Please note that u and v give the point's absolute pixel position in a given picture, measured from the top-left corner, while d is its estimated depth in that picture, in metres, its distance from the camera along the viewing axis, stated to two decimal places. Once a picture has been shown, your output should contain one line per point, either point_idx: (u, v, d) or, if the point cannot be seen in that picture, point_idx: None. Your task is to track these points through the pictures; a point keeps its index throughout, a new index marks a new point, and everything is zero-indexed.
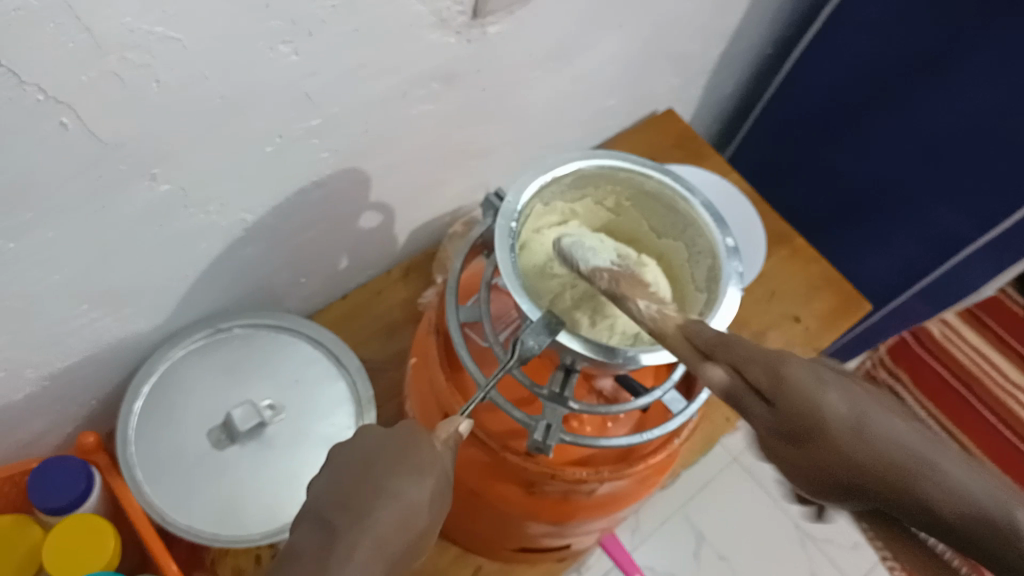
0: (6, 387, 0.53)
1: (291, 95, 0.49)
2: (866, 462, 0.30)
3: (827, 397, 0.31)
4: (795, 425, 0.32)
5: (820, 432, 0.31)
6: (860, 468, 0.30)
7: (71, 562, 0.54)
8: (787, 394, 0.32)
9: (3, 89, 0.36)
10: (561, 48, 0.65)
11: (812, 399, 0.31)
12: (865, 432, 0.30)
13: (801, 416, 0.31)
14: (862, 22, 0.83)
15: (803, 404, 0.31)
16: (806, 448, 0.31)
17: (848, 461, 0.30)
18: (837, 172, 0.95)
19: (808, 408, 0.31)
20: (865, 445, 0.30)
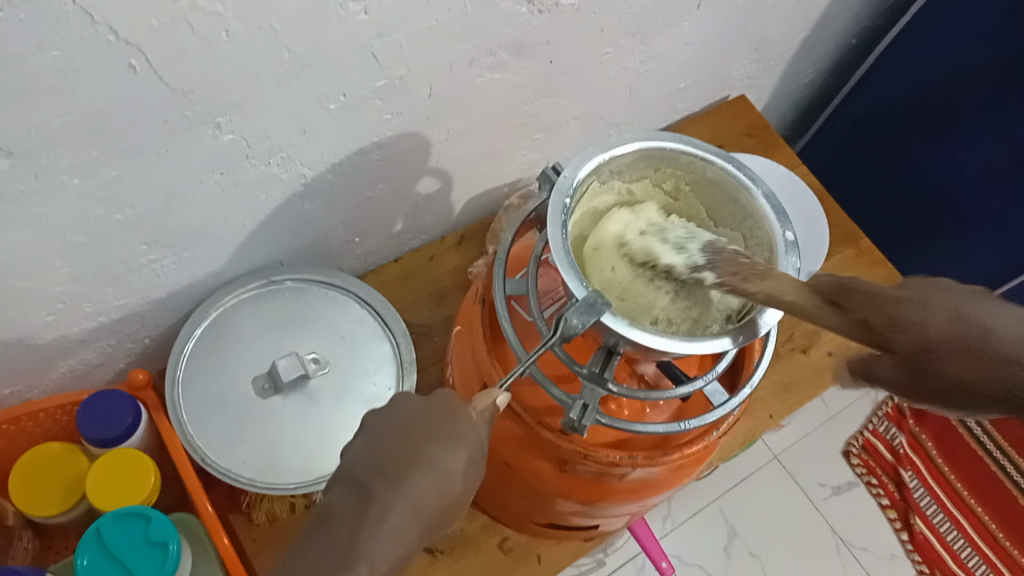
0: (66, 319, 0.55)
1: (358, 54, 0.49)
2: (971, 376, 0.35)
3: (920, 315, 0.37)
4: (916, 348, 0.36)
5: (930, 342, 0.36)
6: (980, 361, 0.35)
7: (112, 494, 0.56)
8: (899, 323, 0.37)
9: (77, 28, 0.37)
10: (637, 26, 0.64)
11: (897, 318, 0.37)
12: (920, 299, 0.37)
13: (914, 330, 0.36)
14: (963, 17, 0.79)
15: (904, 321, 0.37)
16: (948, 358, 0.35)
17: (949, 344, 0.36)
18: (912, 174, 0.91)
19: (883, 320, 0.38)
20: (946, 328, 0.36)
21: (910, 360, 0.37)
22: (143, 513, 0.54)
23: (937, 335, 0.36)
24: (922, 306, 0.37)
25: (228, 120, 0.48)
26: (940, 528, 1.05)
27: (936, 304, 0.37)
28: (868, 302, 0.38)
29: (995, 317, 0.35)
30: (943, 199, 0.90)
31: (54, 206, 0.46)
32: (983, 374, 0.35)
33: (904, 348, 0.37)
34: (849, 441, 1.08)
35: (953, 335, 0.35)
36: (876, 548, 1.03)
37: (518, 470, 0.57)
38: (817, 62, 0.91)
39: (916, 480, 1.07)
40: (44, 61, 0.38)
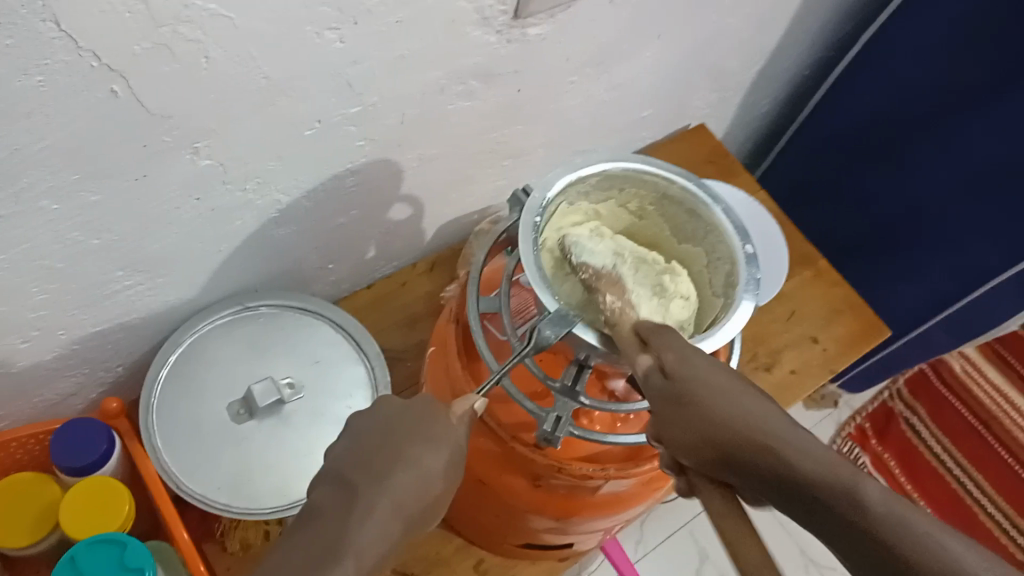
0: (39, 346, 0.55)
1: (333, 82, 0.51)
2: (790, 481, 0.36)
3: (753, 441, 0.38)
4: (678, 406, 0.40)
5: (702, 422, 0.39)
6: (754, 453, 0.37)
7: (87, 522, 0.56)
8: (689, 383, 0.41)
9: (60, 53, 0.38)
10: (600, 55, 0.66)
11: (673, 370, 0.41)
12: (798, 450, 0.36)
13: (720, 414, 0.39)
14: (902, 56, 0.85)
15: (681, 382, 0.41)
16: (703, 433, 0.39)
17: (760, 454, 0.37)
18: (865, 199, 0.96)
19: (686, 400, 0.40)
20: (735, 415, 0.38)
21: (701, 449, 0.40)
22: (118, 540, 0.53)
23: (708, 416, 0.39)
24: (714, 380, 0.40)
25: (206, 145, 0.49)
26: None
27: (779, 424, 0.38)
28: (700, 385, 0.40)
29: (773, 426, 0.38)
30: (897, 227, 0.94)
31: (32, 231, 0.47)
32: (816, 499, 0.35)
33: (713, 448, 0.39)
34: None
35: (717, 417, 0.39)
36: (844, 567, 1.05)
37: (493, 487, 0.58)
38: (771, 93, 0.95)
39: None
40: (27, 86, 0.39)
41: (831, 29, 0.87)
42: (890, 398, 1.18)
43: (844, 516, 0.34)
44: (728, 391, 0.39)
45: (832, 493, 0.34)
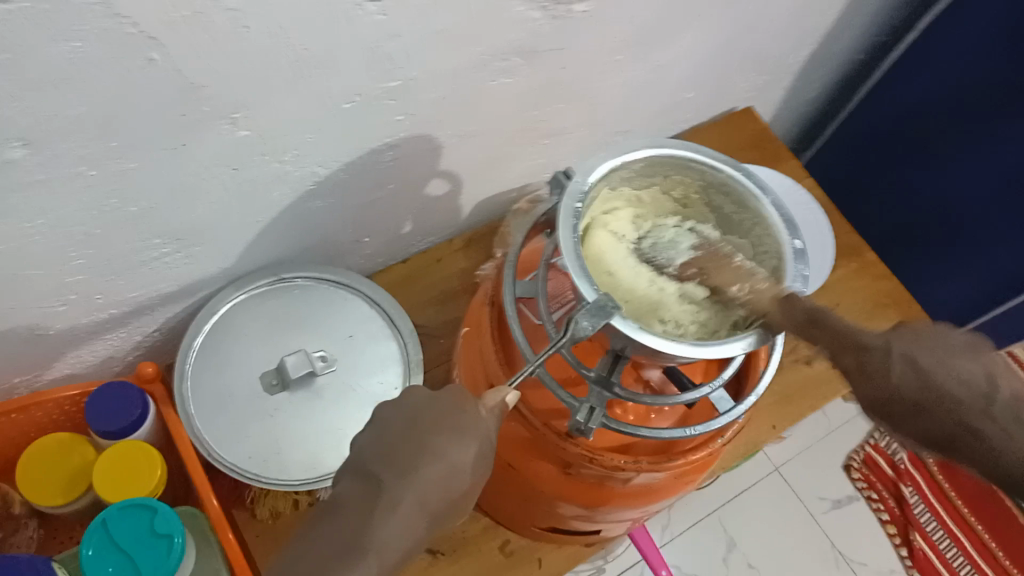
0: (75, 309, 0.56)
1: (373, 55, 0.49)
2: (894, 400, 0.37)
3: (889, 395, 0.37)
4: (887, 384, 0.37)
5: (930, 411, 0.35)
6: (950, 422, 0.34)
7: (119, 485, 0.56)
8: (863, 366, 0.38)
9: (98, 20, 0.38)
10: (647, 34, 0.64)
11: (906, 357, 0.37)
12: (915, 372, 0.36)
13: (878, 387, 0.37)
14: (960, 45, 0.81)
15: (878, 364, 0.38)
16: (931, 420, 0.35)
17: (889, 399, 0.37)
18: (917, 190, 0.92)
19: (894, 386, 0.37)
20: (952, 384, 0.35)
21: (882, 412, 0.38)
22: (149, 505, 0.54)
23: (895, 385, 0.37)
24: (930, 343, 0.37)
25: (243, 116, 0.48)
26: (937, 541, 1.04)
27: (992, 368, 0.35)
28: (907, 361, 0.37)
29: (973, 376, 0.35)
30: (950, 219, 0.90)
31: (69, 197, 0.46)
32: (920, 416, 0.35)
33: (938, 430, 0.35)
34: (849, 455, 1.08)
35: (922, 381, 0.36)
36: (875, 563, 1.03)
37: (522, 472, 0.57)
38: (825, 76, 0.92)
39: (917, 497, 1.07)
40: (66, 53, 0.38)
41: (892, 10, 0.84)
42: None
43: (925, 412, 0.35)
44: (951, 350, 0.37)
45: (886, 387, 0.37)
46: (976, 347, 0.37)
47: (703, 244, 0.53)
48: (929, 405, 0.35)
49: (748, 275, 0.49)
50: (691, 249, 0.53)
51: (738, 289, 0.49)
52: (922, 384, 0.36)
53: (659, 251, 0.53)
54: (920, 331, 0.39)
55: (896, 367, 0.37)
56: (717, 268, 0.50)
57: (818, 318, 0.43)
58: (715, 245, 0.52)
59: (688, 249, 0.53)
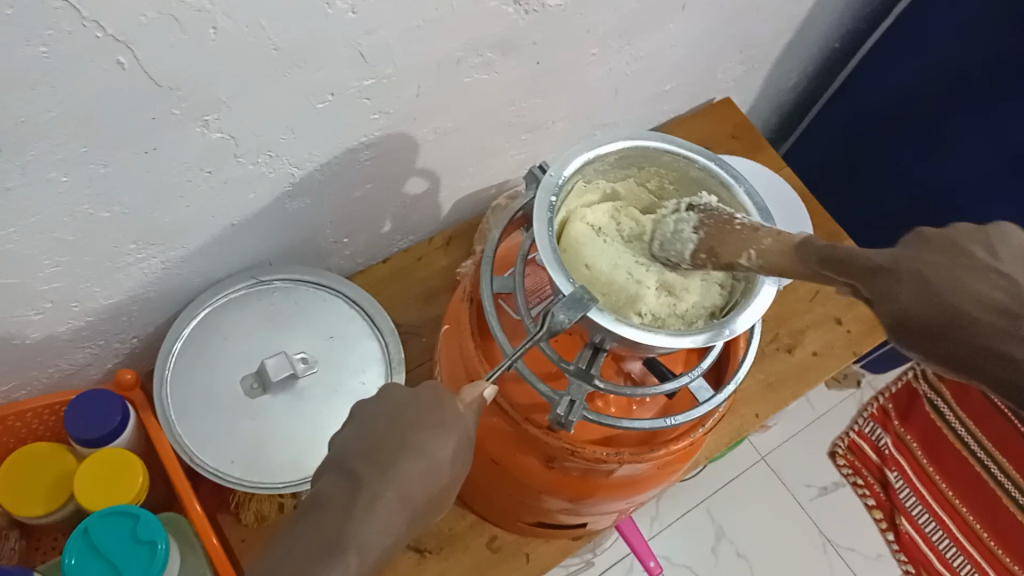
0: (53, 317, 0.55)
1: (346, 53, 0.49)
2: (909, 316, 0.33)
3: (897, 316, 0.34)
4: (897, 306, 0.34)
5: (944, 337, 0.32)
6: (971, 347, 0.31)
7: (101, 494, 0.56)
8: (871, 283, 0.35)
9: (64, 24, 0.37)
10: (622, 27, 0.64)
11: (913, 274, 0.34)
12: (930, 291, 0.33)
13: (881, 305, 0.35)
14: (934, 28, 0.82)
15: (887, 285, 0.34)
16: (943, 343, 0.32)
17: (901, 318, 0.34)
18: (895, 175, 0.93)
19: (906, 308, 0.33)
20: (968, 304, 0.32)
21: (898, 329, 0.34)
22: (131, 513, 0.53)
23: (907, 306, 0.33)
24: (948, 261, 0.33)
25: (216, 117, 0.48)
26: (925, 527, 1.05)
27: (1012, 269, 0.32)
28: (918, 279, 0.33)
29: (997, 298, 0.31)
30: (926, 203, 0.91)
31: (42, 203, 0.46)
32: (951, 345, 0.32)
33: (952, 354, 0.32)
34: (835, 442, 1.09)
35: (935, 302, 0.32)
36: (863, 548, 1.04)
37: (506, 467, 0.58)
38: (801, 65, 0.92)
39: (902, 481, 1.07)
40: (33, 57, 0.38)
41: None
42: (915, 379, 1.14)
43: (951, 337, 0.32)
44: (964, 260, 0.33)
45: (902, 314, 0.34)
46: (984, 230, 0.34)
47: (705, 218, 0.48)
48: (953, 331, 0.32)
49: (755, 237, 0.44)
50: (694, 228, 0.49)
51: (746, 257, 0.44)
52: (940, 304, 0.32)
53: (667, 247, 0.50)
54: (935, 240, 0.34)
55: (908, 290, 0.34)
56: (720, 241, 0.46)
57: (828, 256, 0.38)
58: (718, 216, 0.47)
59: (692, 231, 0.49)
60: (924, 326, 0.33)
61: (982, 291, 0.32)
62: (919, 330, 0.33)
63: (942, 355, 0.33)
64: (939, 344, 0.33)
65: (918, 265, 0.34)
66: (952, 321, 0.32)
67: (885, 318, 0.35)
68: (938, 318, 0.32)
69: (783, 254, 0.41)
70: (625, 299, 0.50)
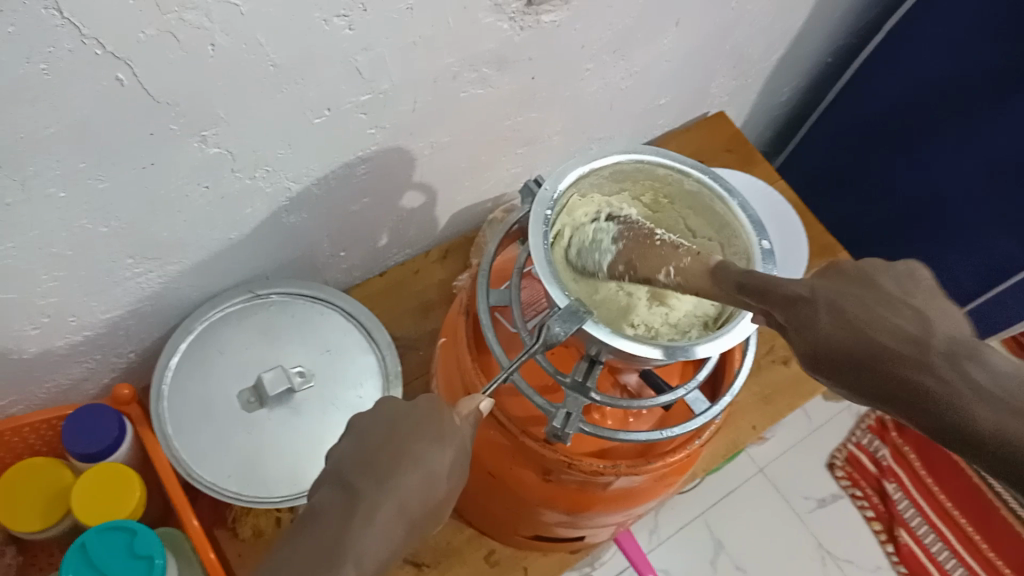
0: (50, 332, 0.55)
1: (342, 69, 0.50)
2: (826, 344, 0.32)
3: (813, 343, 0.33)
4: (813, 336, 0.33)
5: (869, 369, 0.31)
6: (893, 381, 0.30)
7: (98, 508, 0.56)
8: (790, 312, 0.35)
9: (64, 41, 0.38)
10: (616, 42, 0.65)
11: (826, 303, 0.33)
12: (843, 319, 0.32)
13: (802, 334, 0.34)
14: (927, 41, 0.82)
15: (803, 315, 0.34)
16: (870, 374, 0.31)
17: (820, 346, 0.33)
18: (887, 187, 0.93)
19: (821, 336, 0.33)
20: (891, 333, 0.31)
21: (815, 359, 0.33)
22: (128, 527, 0.53)
23: (825, 336, 0.32)
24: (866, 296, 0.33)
25: (214, 133, 0.48)
26: (924, 539, 1.05)
27: (921, 303, 0.32)
28: (833, 308, 0.33)
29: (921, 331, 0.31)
30: (915, 216, 0.91)
31: (39, 219, 0.46)
32: (869, 375, 0.31)
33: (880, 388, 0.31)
34: (833, 454, 1.09)
35: (852, 329, 0.32)
36: (861, 560, 1.03)
37: (503, 481, 0.58)
38: (795, 79, 0.93)
39: (901, 492, 1.08)
40: (31, 74, 0.38)
41: (857, 13, 0.85)
42: None
43: (874, 366, 0.31)
44: (880, 290, 0.33)
45: (817, 342, 0.33)
46: (895, 265, 0.34)
47: (625, 232, 0.50)
48: (872, 358, 0.31)
49: (675, 255, 0.45)
50: (615, 241, 0.50)
51: (665, 275, 0.45)
52: (854, 331, 0.32)
53: (585, 255, 0.51)
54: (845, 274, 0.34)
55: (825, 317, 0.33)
56: (641, 256, 0.47)
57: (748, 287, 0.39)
58: (637, 232, 0.49)
59: (612, 243, 0.50)
60: (839, 354, 0.32)
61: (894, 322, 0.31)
62: (834, 358, 0.32)
63: (857, 386, 0.32)
64: (852, 374, 0.32)
65: (835, 296, 0.33)
66: (865, 347, 0.31)
67: (801, 348, 0.34)
68: (854, 346, 0.31)
69: (704, 279, 0.42)
70: (613, 311, 0.51)
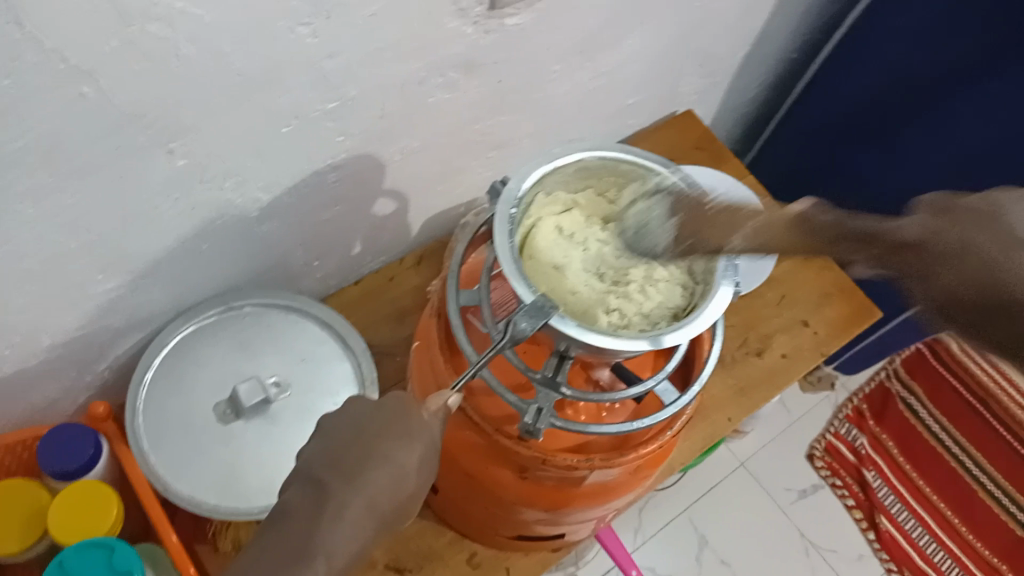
0: (24, 350, 0.55)
1: (310, 75, 0.50)
2: (913, 245, 0.31)
3: (887, 248, 0.32)
4: (886, 253, 0.32)
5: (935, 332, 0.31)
6: (973, 275, 0.28)
7: (76, 527, 0.56)
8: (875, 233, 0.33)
9: (26, 55, 0.38)
10: (581, 44, 0.66)
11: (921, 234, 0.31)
12: (929, 222, 0.31)
13: (879, 243, 0.33)
14: (893, 34, 0.83)
15: (893, 241, 0.32)
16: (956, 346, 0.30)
17: (895, 251, 0.32)
18: (854, 180, 0.95)
19: (912, 251, 0.31)
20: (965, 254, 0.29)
21: (879, 270, 0.33)
22: (106, 545, 0.53)
23: (912, 244, 0.31)
24: (988, 225, 0.30)
25: (181, 144, 0.49)
26: (905, 525, 1.06)
27: None
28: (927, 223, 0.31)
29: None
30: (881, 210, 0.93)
31: (7, 235, 0.46)
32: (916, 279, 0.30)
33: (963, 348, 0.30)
34: (813, 444, 1.10)
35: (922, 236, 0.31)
36: (844, 549, 1.05)
37: (481, 481, 0.58)
38: (760, 76, 0.94)
39: (880, 479, 1.09)
40: None
41: (816, 9, 0.87)
42: (887, 378, 1.16)
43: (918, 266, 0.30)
44: (978, 219, 0.30)
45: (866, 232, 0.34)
46: (990, 200, 0.31)
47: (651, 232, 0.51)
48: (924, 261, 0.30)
49: (735, 226, 0.45)
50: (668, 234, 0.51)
51: (727, 245, 0.45)
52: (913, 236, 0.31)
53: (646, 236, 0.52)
54: (971, 209, 0.31)
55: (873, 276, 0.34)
56: (705, 231, 0.48)
57: (810, 231, 0.38)
58: (687, 202, 0.50)
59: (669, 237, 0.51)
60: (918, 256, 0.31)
61: None
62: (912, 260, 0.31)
63: (911, 294, 0.31)
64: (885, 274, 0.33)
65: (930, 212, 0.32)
66: (917, 246, 0.31)
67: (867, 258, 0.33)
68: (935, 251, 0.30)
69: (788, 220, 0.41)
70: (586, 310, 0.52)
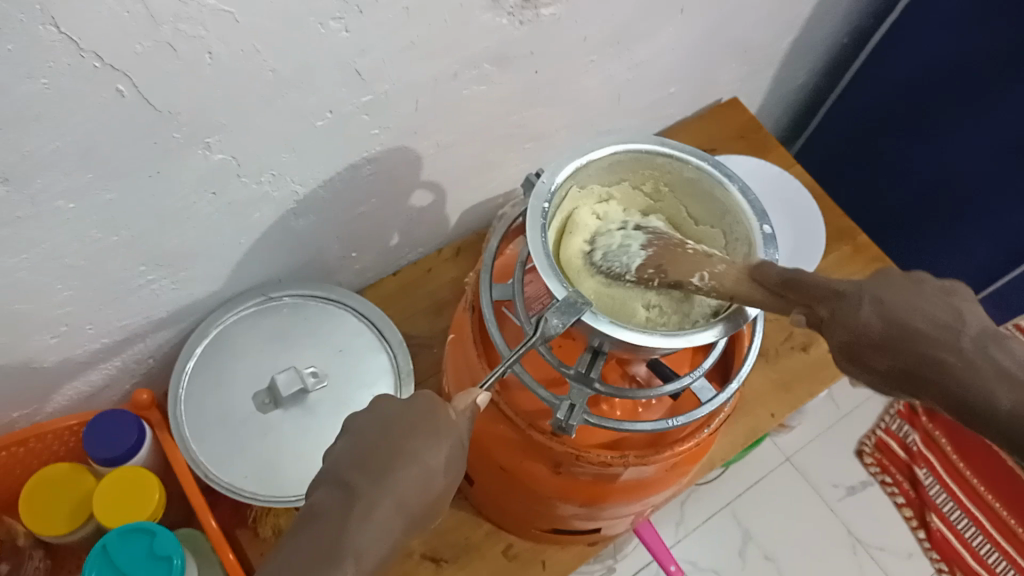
0: (69, 341, 0.56)
1: (342, 71, 0.50)
2: (874, 324, 0.35)
3: (850, 319, 0.36)
4: (853, 324, 0.36)
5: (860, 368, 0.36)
6: (921, 346, 0.34)
7: (119, 511, 0.57)
8: (841, 309, 0.37)
9: (62, 56, 0.39)
10: (619, 34, 0.65)
11: (869, 297, 0.36)
12: (883, 302, 0.36)
13: (844, 319, 0.37)
14: (945, 15, 0.80)
15: (846, 309, 0.37)
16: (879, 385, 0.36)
17: (860, 325, 0.36)
18: (906, 170, 0.91)
19: (866, 325, 0.35)
20: (918, 328, 0.34)
21: (846, 344, 0.36)
22: (149, 529, 0.55)
23: (869, 322, 0.35)
24: (914, 290, 0.36)
25: (216, 140, 0.49)
26: (958, 525, 1.03)
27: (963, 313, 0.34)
28: (874, 297, 0.36)
29: (956, 301, 0.35)
30: (933, 203, 0.90)
31: (50, 230, 0.47)
32: (896, 355, 0.34)
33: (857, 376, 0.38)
34: (861, 441, 1.07)
35: (889, 315, 0.35)
36: (894, 548, 1.02)
37: (516, 475, 0.58)
38: (809, 62, 0.92)
39: (932, 477, 1.06)
40: (33, 90, 0.39)
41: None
42: None
43: (881, 335, 0.35)
44: (911, 288, 0.36)
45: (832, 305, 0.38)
46: (943, 287, 0.36)
47: (654, 242, 0.50)
48: (896, 334, 0.34)
49: (707, 262, 0.46)
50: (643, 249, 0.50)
51: (698, 278, 0.45)
52: (879, 311, 0.35)
53: (611, 258, 0.51)
54: (893, 279, 0.37)
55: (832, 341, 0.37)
56: (672, 261, 0.48)
57: (789, 284, 0.41)
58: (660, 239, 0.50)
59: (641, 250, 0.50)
60: (882, 330, 0.35)
61: (946, 320, 0.34)
62: (874, 336, 0.35)
63: (881, 364, 0.35)
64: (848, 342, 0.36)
65: (879, 291, 0.36)
66: (885, 320, 0.35)
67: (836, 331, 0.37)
68: (897, 327, 0.35)
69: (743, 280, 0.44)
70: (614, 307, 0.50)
